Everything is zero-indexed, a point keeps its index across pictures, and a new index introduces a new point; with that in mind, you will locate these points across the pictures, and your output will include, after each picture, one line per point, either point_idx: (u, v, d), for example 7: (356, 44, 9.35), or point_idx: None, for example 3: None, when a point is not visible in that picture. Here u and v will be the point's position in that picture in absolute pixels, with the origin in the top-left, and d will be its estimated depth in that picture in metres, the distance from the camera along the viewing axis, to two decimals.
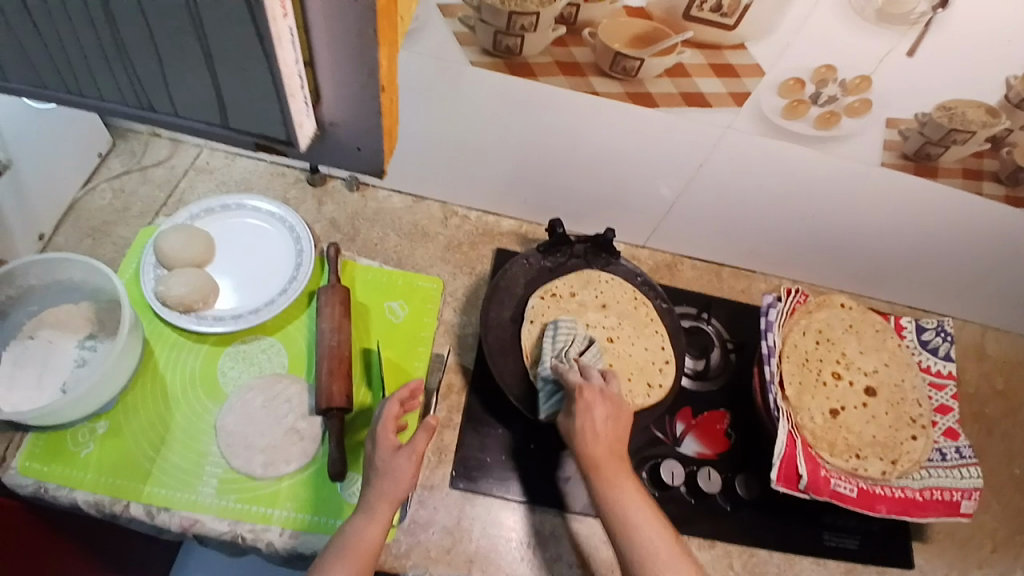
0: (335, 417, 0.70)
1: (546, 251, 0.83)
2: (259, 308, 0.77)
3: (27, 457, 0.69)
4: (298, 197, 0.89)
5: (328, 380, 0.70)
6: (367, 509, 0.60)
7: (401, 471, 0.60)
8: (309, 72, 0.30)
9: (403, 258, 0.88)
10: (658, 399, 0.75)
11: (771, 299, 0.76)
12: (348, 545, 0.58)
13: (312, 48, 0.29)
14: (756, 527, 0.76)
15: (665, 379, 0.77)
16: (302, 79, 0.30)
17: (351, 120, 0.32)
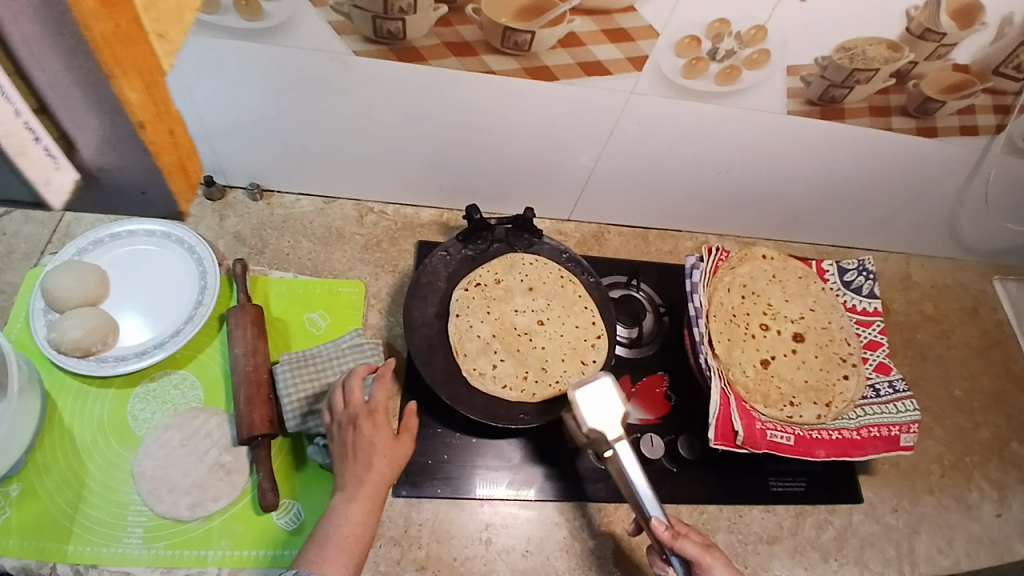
0: (262, 444, 0.68)
1: (466, 240, 0.80)
2: (165, 341, 0.74)
3: None
4: (197, 215, 0.85)
5: (248, 409, 0.69)
6: (351, 493, 0.62)
7: (384, 451, 0.64)
8: (46, 120, 0.23)
9: (319, 264, 0.84)
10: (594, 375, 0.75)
11: (693, 260, 0.75)
12: (336, 528, 0.61)
13: (36, 93, 0.21)
14: (704, 485, 0.77)
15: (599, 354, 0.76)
16: (33, 131, 0.22)
17: (129, 166, 0.25)
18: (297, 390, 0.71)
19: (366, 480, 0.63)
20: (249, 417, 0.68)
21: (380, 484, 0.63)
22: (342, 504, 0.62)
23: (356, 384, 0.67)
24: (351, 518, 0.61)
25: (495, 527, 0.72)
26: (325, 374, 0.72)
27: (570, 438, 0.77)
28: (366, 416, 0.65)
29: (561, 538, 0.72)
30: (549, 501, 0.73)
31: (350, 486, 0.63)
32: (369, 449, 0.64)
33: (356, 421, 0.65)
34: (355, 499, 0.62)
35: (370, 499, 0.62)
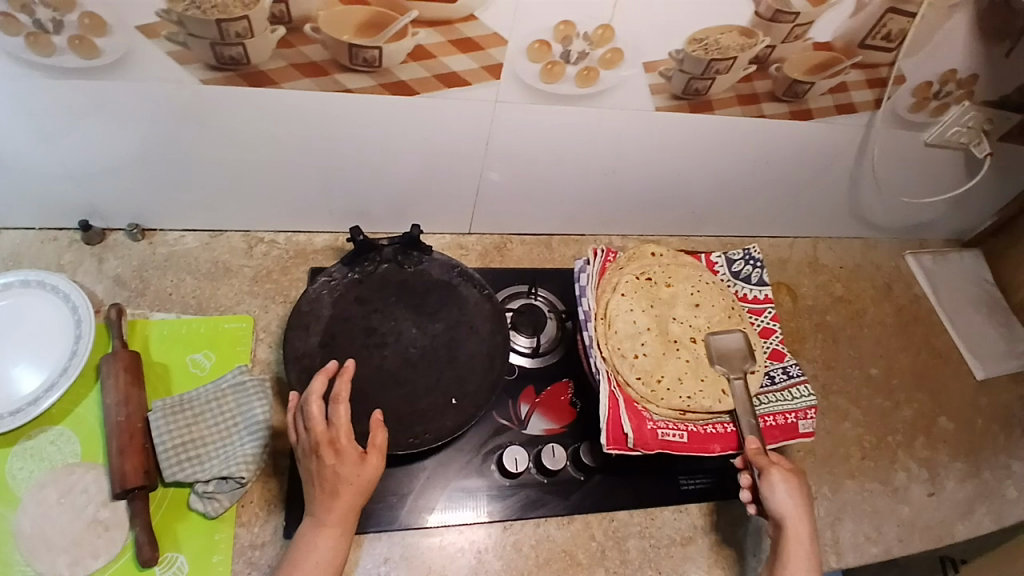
0: (139, 496, 0.65)
1: (350, 263, 0.77)
2: (37, 395, 0.70)
3: None
4: (74, 261, 0.81)
5: (119, 460, 0.65)
6: (322, 522, 0.60)
7: (353, 478, 0.61)
8: None
9: (205, 300, 0.81)
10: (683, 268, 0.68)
11: (581, 263, 0.76)
12: (310, 558, 0.59)
13: None
14: (611, 492, 0.76)
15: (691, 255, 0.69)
16: None
17: None
18: (176, 433, 0.68)
19: (333, 509, 0.60)
20: (122, 470, 0.65)
21: (349, 509, 0.61)
22: (313, 532, 0.60)
23: (316, 406, 0.62)
24: (320, 545, 0.60)
25: (393, 559, 0.69)
26: (207, 417, 0.70)
27: (471, 457, 0.75)
28: (329, 443, 0.60)
29: (464, 563, 0.70)
30: (450, 526, 0.71)
31: (319, 514, 0.60)
32: (334, 478, 0.60)
33: (317, 450, 0.60)
34: (324, 528, 0.60)
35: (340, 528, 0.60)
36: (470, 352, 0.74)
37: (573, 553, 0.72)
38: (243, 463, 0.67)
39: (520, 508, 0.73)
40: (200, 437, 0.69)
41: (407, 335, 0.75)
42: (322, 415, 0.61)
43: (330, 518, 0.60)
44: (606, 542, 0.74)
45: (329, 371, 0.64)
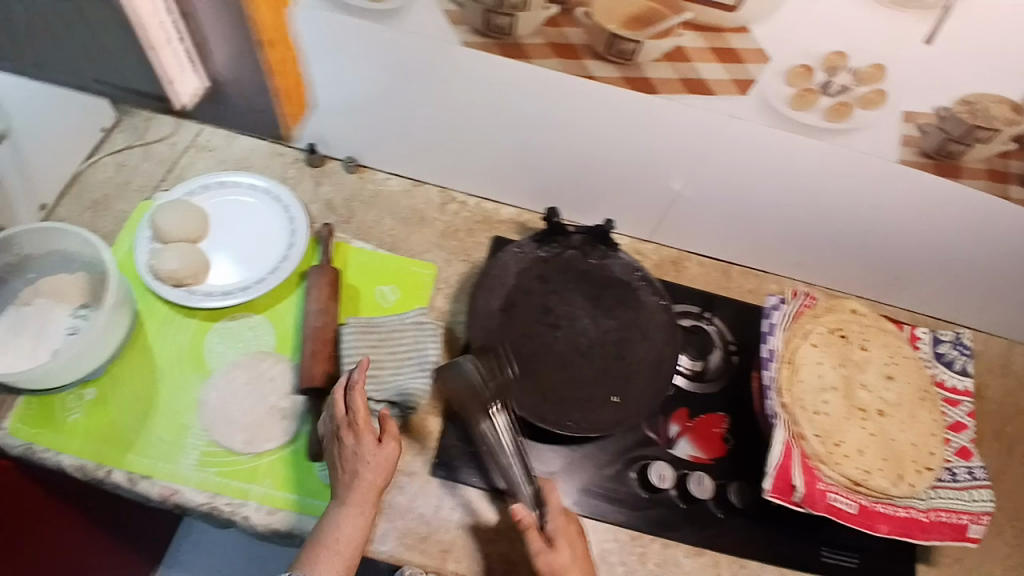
0: (315, 397, 0.71)
1: (541, 241, 0.79)
2: (249, 285, 0.78)
3: (18, 420, 0.71)
4: (295, 177, 0.89)
5: (311, 361, 0.72)
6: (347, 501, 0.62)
7: (383, 459, 0.63)
8: None
9: (398, 242, 0.87)
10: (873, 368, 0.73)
11: (774, 301, 0.73)
12: (332, 532, 0.61)
13: None
14: (748, 537, 0.74)
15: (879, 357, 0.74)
16: None
17: None
18: (363, 348, 0.72)
19: (359, 491, 0.62)
20: (310, 374, 0.71)
21: (373, 489, 0.63)
22: (337, 510, 0.62)
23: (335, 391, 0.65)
24: (347, 525, 0.61)
25: (525, 530, 0.71)
26: (391, 343, 0.74)
27: (613, 459, 0.74)
28: (350, 426, 0.64)
29: (591, 556, 0.70)
30: (583, 516, 0.72)
31: (343, 495, 0.62)
32: (354, 458, 0.63)
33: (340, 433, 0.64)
34: (348, 508, 0.62)
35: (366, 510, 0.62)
36: (639, 355, 0.73)
37: None
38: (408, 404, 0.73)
39: (654, 524, 0.72)
40: (381, 359, 0.72)
41: (580, 323, 0.75)
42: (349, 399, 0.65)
43: (356, 498, 0.62)
44: None
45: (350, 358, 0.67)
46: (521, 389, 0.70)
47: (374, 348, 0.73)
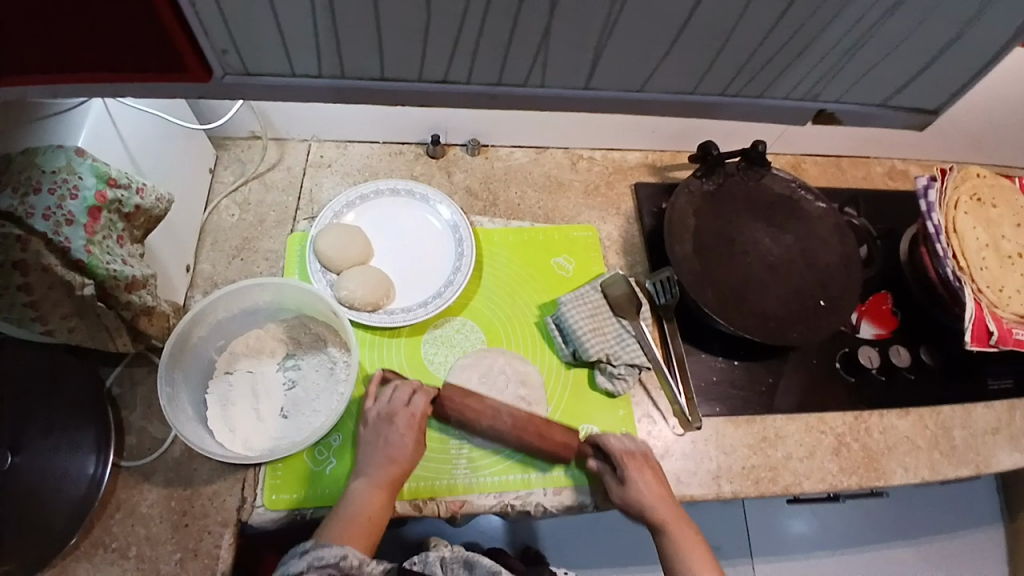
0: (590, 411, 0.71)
1: (704, 175, 0.82)
2: (440, 290, 0.78)
3: (272, 490, 0.67)
4: (425, 172, 0.87)
5: None
6: (373, 477, 0.65)
7: (400, 442, 0.66)
8: None
9: (549, 212, 0.87)
10: (1002, 217, 0.84)
11: (925, 181, 0.79)
12: (350, 507, 0.63)
13: None
14: (942, 387, 0.83)
15: (999, 207, 0.84)
16: None
17: None
18: (584, 312, 0.75)
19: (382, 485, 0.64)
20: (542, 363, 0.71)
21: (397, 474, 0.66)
22: (361, 486, 0.64)
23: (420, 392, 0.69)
24: (366, 499, 0.63)
25: (771, 439, 0.77)
26: (606, 310, 0.76)
27: (818, 356, 0.82)
28: (407, 417, 0.67)
29: (830, 442, 0.78)
30: (812, 412, 0.79)
31: (370, 470, 0.65)
32: (394, 444, 0.66)
33: (394, 419, 0.67)
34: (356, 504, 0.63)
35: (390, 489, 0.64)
36: (826, 258, 0.80)
37: (914, 438, 0.80)
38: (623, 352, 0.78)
39: (869, 400, 0.81)
40: (604, 320, 0.76)
41: (763, 245, 0.80)
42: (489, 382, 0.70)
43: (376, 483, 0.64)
44: (938, 430, 0.81)
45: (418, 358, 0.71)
46: (747, 317, 0.74)
47: (596, 316, 0.76)
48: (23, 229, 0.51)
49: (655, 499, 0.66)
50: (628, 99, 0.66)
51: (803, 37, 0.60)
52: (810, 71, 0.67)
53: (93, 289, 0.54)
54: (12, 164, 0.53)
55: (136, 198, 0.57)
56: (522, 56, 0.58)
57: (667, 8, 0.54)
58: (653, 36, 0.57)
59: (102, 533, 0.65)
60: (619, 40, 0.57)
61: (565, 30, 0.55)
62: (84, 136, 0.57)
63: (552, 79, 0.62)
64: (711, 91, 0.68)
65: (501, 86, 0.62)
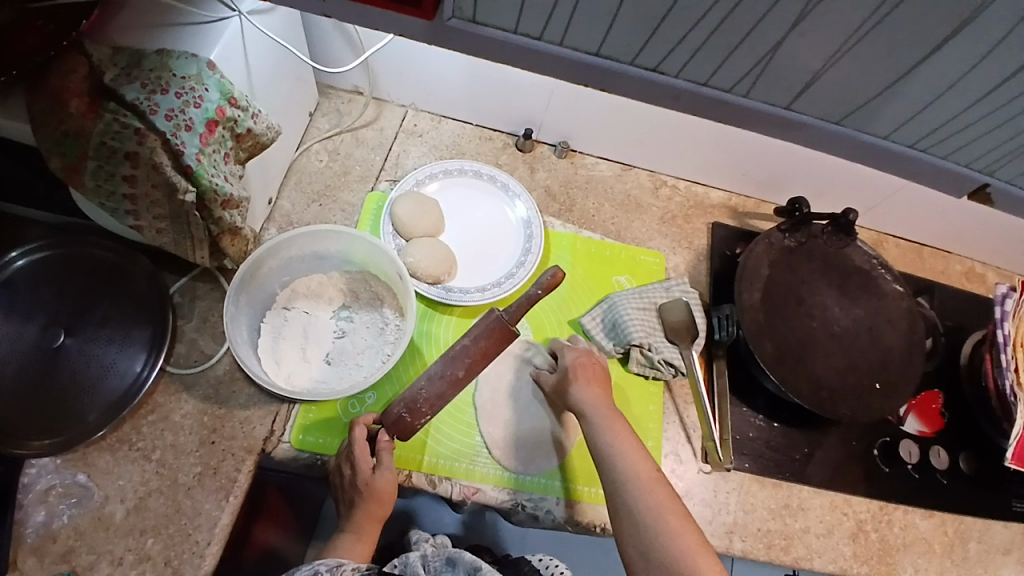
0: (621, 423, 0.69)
1: (787, 230, 0.81)
2: (500, 280, 0.78)
3: (300, 431, 0.69)
4: (510, 163, 0.88)
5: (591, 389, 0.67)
6: (355, 529, 0.63)
7: (379, 489, 0.63)
8: None
9: (621, 229, 0.87)
10: None
11: (1004, 290, 0.76)
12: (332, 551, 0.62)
13: None
14: (975, 499, 0.80)
15: None
16: None
17: None
18: (639, 331, 0.75)
19: (368, 507, 0.63)
20: (475, 346, 0.62)
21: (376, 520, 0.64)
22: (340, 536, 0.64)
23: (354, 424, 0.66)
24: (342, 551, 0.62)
25: (792, 506, 0.75)
26: (658, 336, 0.77)
27: (858, 437, 0.80)
28: (348, 455, 0.65)
29: (850, 525, 0.76)
30: (839, 492, 0.77)
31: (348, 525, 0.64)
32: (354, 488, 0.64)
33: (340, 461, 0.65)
34: (355, 529, 0.63)
35: (382, 502, 0.64)
36: (891, 342, 0.78)
37: (935, 544, 0.78)
38: (652, 370, 0.76)
39: (899, 494, 0.78)
40: (656, 344, 0.76)
41: (831, 312, 0.78)
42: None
43: (368, 510, 0.63)
44: (957, 540, 0.79)
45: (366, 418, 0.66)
46: (800, 379, 0.73)
47: (649, 340, 0.76)
48: (144, 123, 0.53)
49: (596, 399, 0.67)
50: (821, 133, 0.56)
51: (975, 112, 0.52)
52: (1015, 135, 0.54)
53: (194, 197, 0.56)
54: (144, 61, 0.55)
55: (249, 121, 0.59)
56: (750, 54, 0.48)
57: (915, 35, 0.45)
58: (861, 80, 0.49)
59: (132, 431, 0.67)
60: (850, 61, 0.48)
61: (798, 47, 0.47)
62: (215, 49, 0.57)
63: (759, 91, 0.52)
64: (904, 139, 0.56)
65: (708, 88, 0.52)
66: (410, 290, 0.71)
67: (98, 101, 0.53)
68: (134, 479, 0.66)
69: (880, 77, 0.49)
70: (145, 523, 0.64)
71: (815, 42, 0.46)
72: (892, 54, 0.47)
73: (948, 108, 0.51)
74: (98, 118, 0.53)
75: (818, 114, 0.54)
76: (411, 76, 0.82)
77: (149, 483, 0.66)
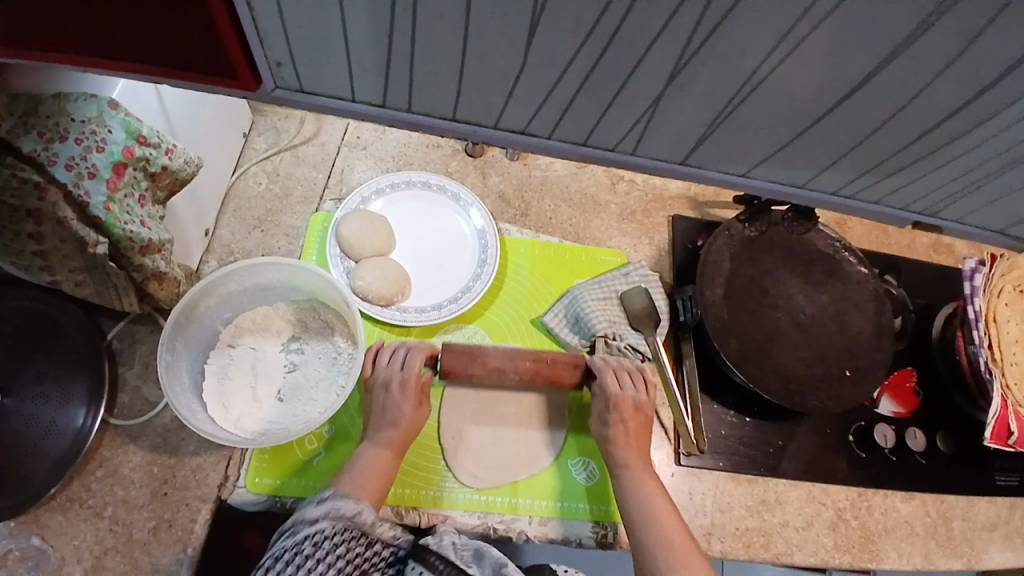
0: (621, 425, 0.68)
1: (748, 220, 0.78)
2: (457, 295, 0.75)
3: (256, 474, 0.66)
4: (460, 170, 0.84)
5: (620, 428, 0.68)
6: (373, 437, 0.64)
7: (404, 408, 0.65)
8: None
9: (580, 230, 0.84)
10: None
11: (973, 264, 0.75)
12: (352, 465, 0.63)
13: None
14: (951, 477, 0.80)
15: None
16: None
17: None
18: (602, 321, 0.74)
19: (395, 432, 0.65)
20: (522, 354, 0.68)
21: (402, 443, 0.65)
22: (362, 447, 0.64)
23: (410, 358, 0.68)
24: (364, 459, 0.63)
25: (769, 501, 0.75)
26: (623, 324, 0.75)
27: (831, 424, 0.79)
28: (400, 385, 0.66)
29: (829, 514, 0.76)
30: (815, 482, 0.76)
31: (373, 432, 0.65)
32: (389, 405, 0.65)
33: (387, 382, 0.66)
34: (377, 440, 0.64)
35: (405, 425, 0.65)
36: (858, 327, 0.77)
37: (915, 525, 0.78)
38: None
39: (875, 479, 0.78)
40: (621, 332, 0.74)
41: (797, 301, 0.77)
42: (489, 352, 0.68)
43: (392, 440, 0.64)
44: (938, 520, 0.78)
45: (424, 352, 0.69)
46: (769, 375, 0.72)
47: (613, 330, 0.74)
48: (43, 175, 0.49)
49: (622, 447, 0.67)
50: (724, 181, 0.54)
51: (863, 148, 0.48)
52: (936, 187, 0.52)
53: (106, 248, 0.53)
54: (41, 106, 0.49)
55: (164, 158, 0.55)
56: (582, 114, 0.47)
57: (750, 79, 0.41)
58: (711, 124, 0.47)
59: (81, 489, 0.64)
60: (689, 85, 0.42)
61: (635, 111, 0.46)
62: (119, 89, 0.53)
63: (581, 131, 0.49)
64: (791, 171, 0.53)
65: (587, 147, 0.51)
66: (359, 316, 0.68)
67: None
68: (88, 538, 0.63)
69: (731, 104, 0.44)
70: None
71: (690, 107, 0.45)
72: (784, 121, 0.46)
73: (829, 145, 0.48)
74: None
75: (655, 154, 0.51)
76: None
77: (103, 542, 0.63)
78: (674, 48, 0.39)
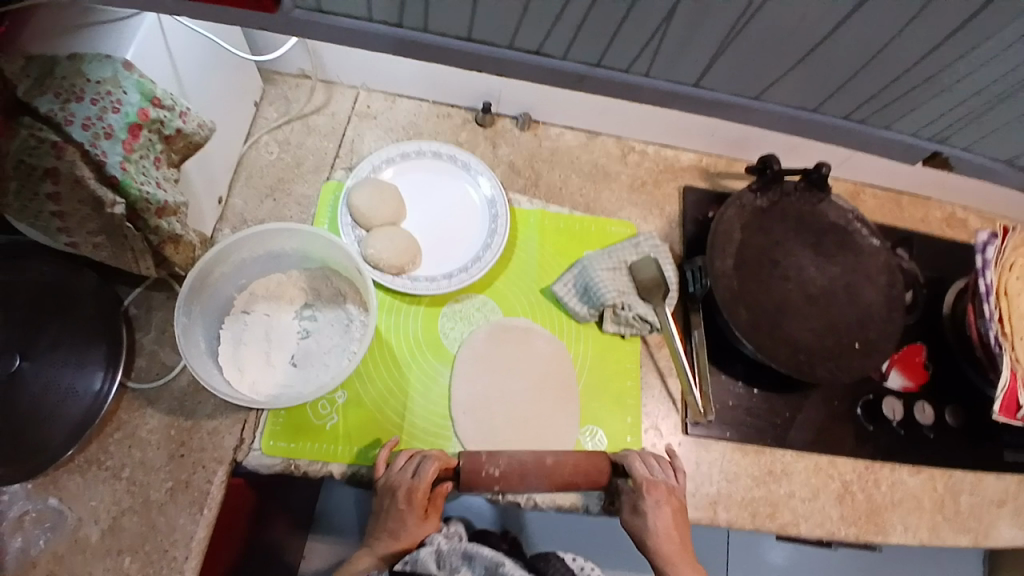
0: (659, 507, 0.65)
1: (760, 190, 0.78)
2: (467, 265, 0.76)
3: (270, 437, 0.68)
4: (471, 140, 0.84)
5: (656, 515, 0.64)
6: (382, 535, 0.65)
7: (414, 532, 0.65)
8: None
9: (590, 202, 0.84)
10: None
11: (986, 237, 0.74)
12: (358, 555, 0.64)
13: None
14: (959, 450, 0.80)
15: None
16: None
17: None
18: (612, 291, 0.74)
19: (406, 546, 0.65)
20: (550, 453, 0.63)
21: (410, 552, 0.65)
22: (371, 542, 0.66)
23: (425, 469, 0.64)
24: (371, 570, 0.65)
25: (776, 472, 0.75)
26: (631, 294, 0.75)
27: (839, 397, 0.79)
28: (407, 494, 0.63)
29: (835, 485, 0.76)
30: (822, 453, 0.77)
31: (377, 544, 0.66)
32: (400, 528, 0.65)
33: (394, 492, 0.64)
34: (391, 534, 0.64)
35: (415, 530, 0.65)
36: (869, 298, 0.76)
37: (921, 498, 0.78)
38: (627, 327, 0.76)
39: (882, 451, 0.78)
40: (629, 302, 0.74)
41: (808, 272, 0.76)
42: (504, 452, 0.63)
43: (392, 553, 0.65)
44: (945, 493, 0.79)
45: (439, 460, 0.65)
46: (779, 345, 0.72)
47: (623, 299, 0.74)
48: (60, 135, 0.50)
49: (662, 540, 0.64)
50: (683, 91, 0.66)
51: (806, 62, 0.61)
52: (861, 92, 0.66)
53: (123, 209, 0.53)
54: (58, 69, 0.51)
55: (178, 121, 0.55)
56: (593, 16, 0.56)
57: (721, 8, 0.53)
58: (689, 42, 0.59)
59: (99, 451, 0.66)
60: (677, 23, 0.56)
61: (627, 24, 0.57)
62: (132, 50, 0.53)
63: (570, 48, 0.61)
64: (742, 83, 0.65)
65: (597, 64, 0.63)
66: (370, 284, 0.68)
67: (12, 117, 0.49)
68: (106, 499, 0.64)
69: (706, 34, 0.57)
70: (121, 543, 0.63)
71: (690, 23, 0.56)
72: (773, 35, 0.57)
73: (782, 57, 0.60)
74: (14, 137, 0.49)
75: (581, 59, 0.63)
76: (356, 58, 0.78)
77: (121, 503, 0.64)
78: (662, 11, 0.54)
